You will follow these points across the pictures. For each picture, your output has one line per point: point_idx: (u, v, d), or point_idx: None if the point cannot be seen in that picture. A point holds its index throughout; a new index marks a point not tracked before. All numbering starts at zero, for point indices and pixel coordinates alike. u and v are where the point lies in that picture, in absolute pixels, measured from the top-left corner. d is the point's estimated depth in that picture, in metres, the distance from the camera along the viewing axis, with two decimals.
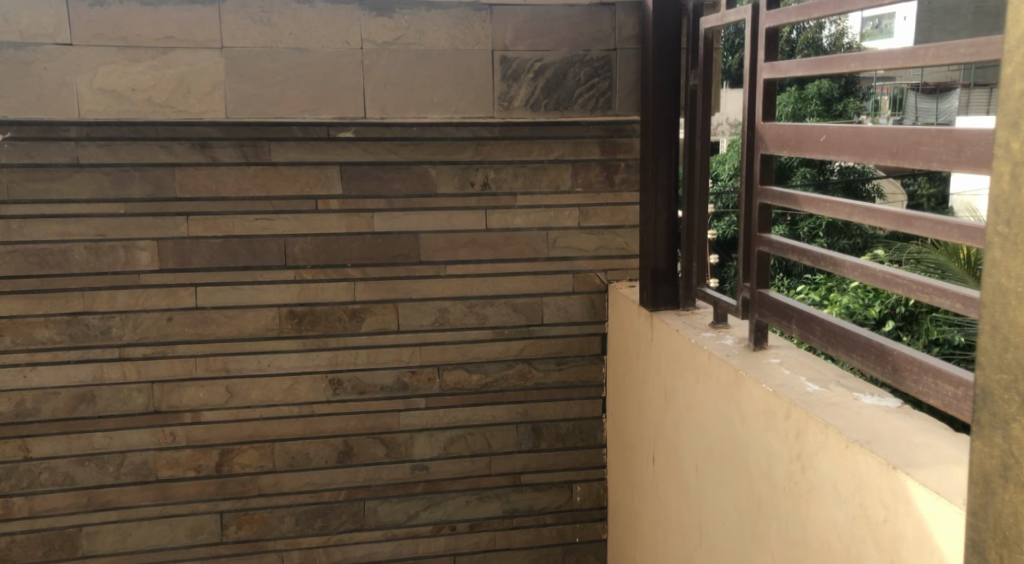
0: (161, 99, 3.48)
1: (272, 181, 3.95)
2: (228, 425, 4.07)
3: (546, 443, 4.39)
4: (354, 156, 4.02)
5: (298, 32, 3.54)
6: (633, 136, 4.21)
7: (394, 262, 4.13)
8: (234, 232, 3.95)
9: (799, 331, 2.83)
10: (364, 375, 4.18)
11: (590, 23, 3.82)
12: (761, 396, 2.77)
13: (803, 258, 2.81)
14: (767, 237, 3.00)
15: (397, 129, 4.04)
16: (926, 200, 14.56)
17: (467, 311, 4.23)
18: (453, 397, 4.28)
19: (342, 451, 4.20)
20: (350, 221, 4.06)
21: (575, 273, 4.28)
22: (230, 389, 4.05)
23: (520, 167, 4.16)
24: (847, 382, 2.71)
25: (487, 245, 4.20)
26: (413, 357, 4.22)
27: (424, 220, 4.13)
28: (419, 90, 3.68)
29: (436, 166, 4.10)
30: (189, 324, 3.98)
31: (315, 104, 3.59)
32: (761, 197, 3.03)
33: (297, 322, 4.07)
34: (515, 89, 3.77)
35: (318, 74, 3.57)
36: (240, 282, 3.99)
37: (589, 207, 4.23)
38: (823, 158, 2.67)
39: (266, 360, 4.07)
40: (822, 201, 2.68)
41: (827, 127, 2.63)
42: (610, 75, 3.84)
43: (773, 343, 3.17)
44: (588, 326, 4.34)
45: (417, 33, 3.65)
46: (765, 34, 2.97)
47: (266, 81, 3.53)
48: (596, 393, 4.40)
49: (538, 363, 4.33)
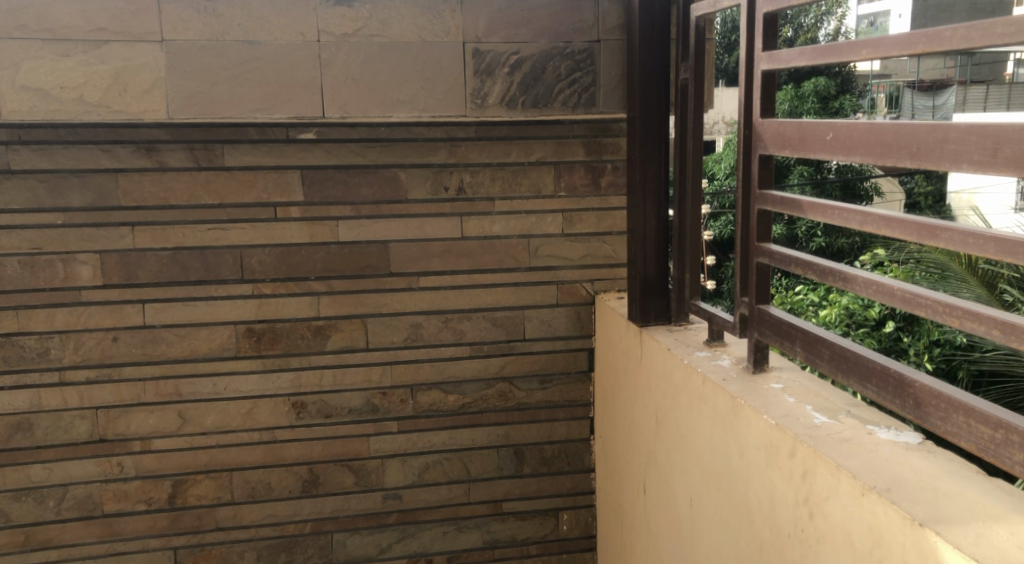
0: (93, 98, 3.15)
1: (225, 188, 3.62)
2: (181, 453, 3.75)
3: (530, 468, 4.06)
4: (316, 159, 3.69)
5: (247, 23, 3.22)
6: (621, 135, 3.88)
7: (362, 274, 3.80)
8: (184, 243, 3.63)
9: (805, 354, 2.50)
10: (330, 397, 3.86)
11: (571, 12, 3.48)
12: (762, 428, 2.44)
13: (809, 271, 2.48)
14: (768, 248, 2.68)
15: (363, 129, 3.71)
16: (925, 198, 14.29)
17: (442, 327, 3.91)
18: (428, 419, 3.95)
19: (307, 480, 3.88)
20: (313, 230, 3.73)
21: (559, 284, 3.95)
22: (183, 414, 3.73)
23: (498, 170, 3.83)
24: (860, 412, 2.38)
25: (464, 254, 3.87)
26: (384, 378, 3.89)
27: (395, 229, 3.80)
28: (384, 86, 3.35)
29: (406, 169, 3.77)
30: (137, 344, 3.66)
31: (267, 102, 3.26)
32: (760, 203, 2.71)
33: (255, 340, 3.75)
34: (489, 85, 3.44)
35: (270, 69, 3.25)
36: (193, 298, 3.67)
37: (574, 213, 3.90)
38: (830, 159, 2.34)
39: (221, 383, 3.75)
40: (831, 208, 2.36)
41: (834, 123, 2.30)
42: (593, 69, 3.51)
43: (774, 365, 2.84)
44: (573, 342, 4.01)
45: (379, 24, 3.32)
46: (763, 19, 2.65)
47: (211, 77, 3.21)
48: (583, 413, 4.07)
49: (520, 382, 4.00)
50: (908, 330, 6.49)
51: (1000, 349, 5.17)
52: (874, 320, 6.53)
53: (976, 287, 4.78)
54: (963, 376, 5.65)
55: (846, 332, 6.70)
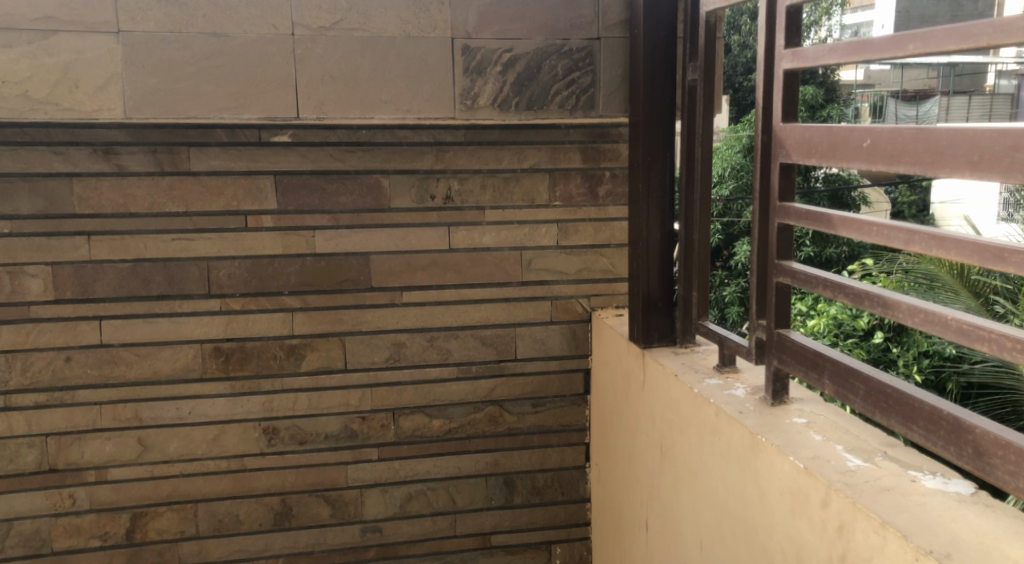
0: (39, 94, 2.89)
1: (192, 195, 3.33)
2: (141, 483, 3.45)
3: (521, 498, 3.78)
4: (292, 163, 3.40)
5: (213, 14, 2.95)
6: (620, 140, 3.61)
7: (340, 289, 3.51)
8: (146, 254, 3.33)
9: (834, 388, 2.23)
10: (305, 422, 3.56)
11: (569, 6, 3.20)
12: (789, 471, 2.17)
13: (840, 295, 2.21)
14: (791, 267, 2.41)
15: (343, 132, 3.42)
16: None
17: (427, 346, 3.62)
18: (411, 446, 3.66)
19: (280, 512, 3.58)
20: (287, 241, 3.44)
21: (554, 300, 3.68)
22: (143, 441, 3.43)
23: (488, 177, 3.55)
24: (898, 454, 2.11)
25: (450, 267, 3.58)
26: (363, 401, 3.60)
27: (376, 239, 3.51)
28: (364, 85, 3.07)
29: (389, 175, 3.48)
30: (93, 365, 3.36)
31: (235, 101, 2.99)
32: (782, 216, 2.43)
33: (223, 361, 3.46)
34: (479, 85, 3.16)
35: (239, 64, 2.98)
36: (156, 314, 3.38)
37: (569, 223, 3.63)
38: (866, 169, 2.06)
39: (186, 407, 3.45)
40: (869, 225, 2.08)
41: (872, 128, 2.04)
42: (592, 69, 3.23)
43: (795, 396, 2.57)
44: (568, 362, 3.74)
45: (360, 16, 3.04)
46: (785, 13, 2.38)
47: (173, 73, 2.94)
48: (578, 439, 3.79)
49: (511, 406, 3.72)
50: (897, 342, 6.35)
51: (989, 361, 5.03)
52: (862, 330, 6.43)
53: (968, 299, 4.65)
54: (953, 388, 5.49)
55: (835, 343, 6.52)
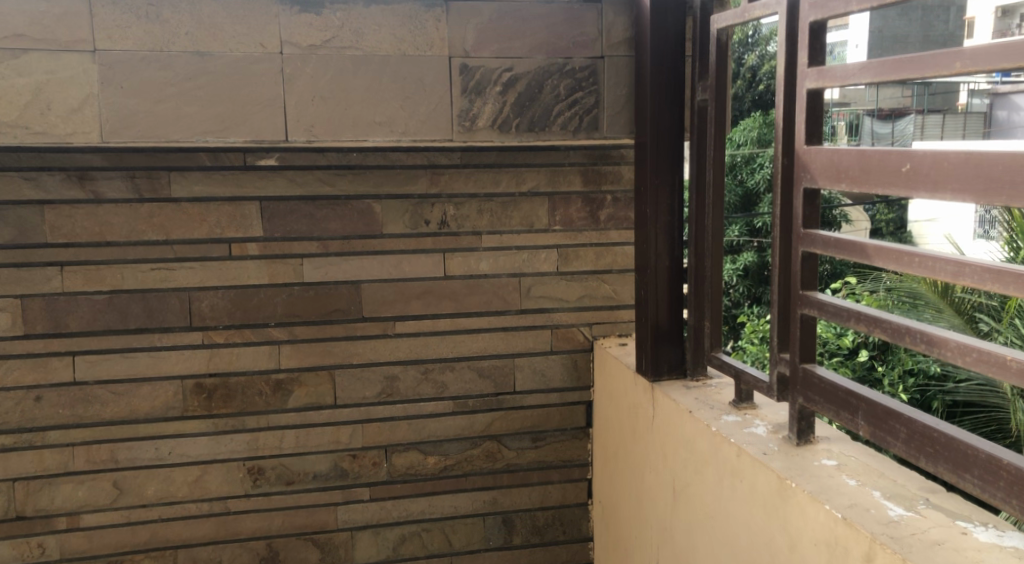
0: (8, 117, 2.70)
1: (172, 222, 3.15)
2: (116, 530, 3.24)
3: (520, 538, 3.59)
4: (278, 188, 3.22)
5: (196, 31, 2.78)
6: (622, 162, 3.46)
7: (329, 319, 3.33)
8: (122, 286, 3.14)
9: (869, 429, 2.08)
10: (292, 462, 3.36)
11: (572, 23, 3.06)
12: (824, 520, 2.02)
13: (876, 329, 2.06)
14: (818, 299, 2.26)
15: (332, 155, 3.26)
16: (888, 226, 14.27)
17: (421, 379, 3.44)
18: (405, 485, 3.47)
19: (265, 558, 3.38)
20: (273, 270, 3.26)
21: (554, 329, 3.51)
22: (119, 484, 3.22)
23: (485, 202, 3.39)
24: (942, 501, 1.97)
25: (446, 296, 3.41)
26: (354, 439, 3.40)
27: (368, 267, 3.33)
28: (356, 106, 2.91)
29: (381, 201, 3.31)
30: (65, 404, 3.15)
31: (219, 123, 2.82)
32: (806, 244, 2.29)
33: (206, 398, 3.26)
34: (478, 105, 3.01)
35: (224, 84, 2.80)
36: (133, 349, 3.18)
37: (570, 248, 3.47)
38: (906, 195, 1.92)
39: (166, 447, 3.24)
40: (910, 255, 1.94)
41: (912, 151, 1.90)
42: (596, 88, 3.09)
43: (820, 434, 2.42)
44: (569, 395, 3.57)
45: (353, 34, 2.88)
46: (809, 30, 2.25)
47: (154, 94, 2.77)
48: (580, 474, 3.62)
49: (509, 441, 3.54)
50: (881, 361, 6.31)
51: (975, 380, 4.99)
52: (848, 348, 6.36)
53: (953, 318, 4.76)
54: (939, 407, 5.47)
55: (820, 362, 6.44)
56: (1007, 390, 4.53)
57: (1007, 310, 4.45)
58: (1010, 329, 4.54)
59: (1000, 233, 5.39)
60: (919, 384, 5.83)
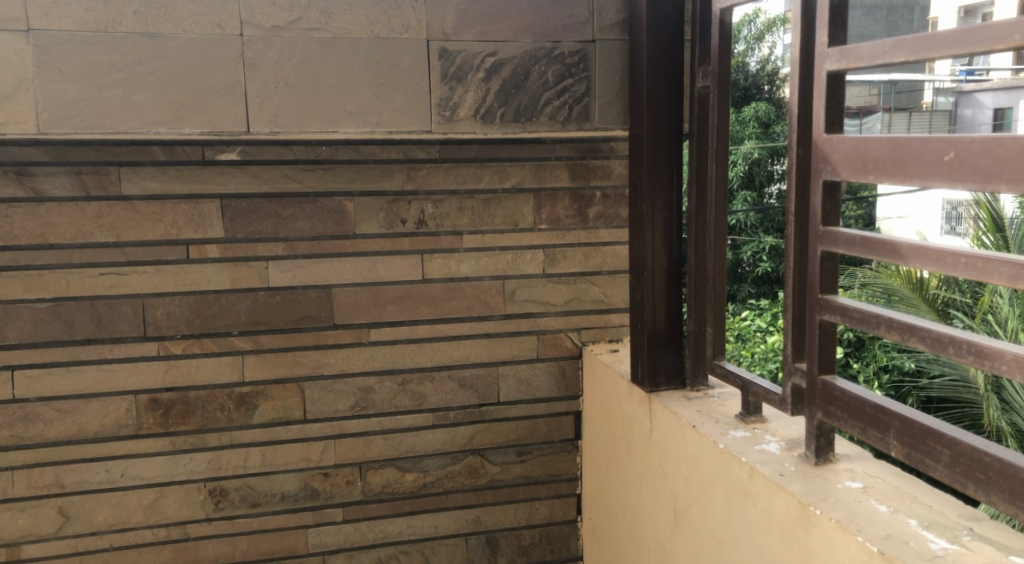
0: None
1: (123, 222, 2.87)
2: (63, 560, 2.96)
3: (505, 558, 3.36)
4: (240, 185, 2.95)
5: (145, 10, 2.50)
6: (611, 156, 3.23)
7: (298, 327, 3.07)
8: (68, 293, 2.86)
9: (903, 449, 1.86)
10: (257, 482, 3.09)
11: (560, 5, 2.83)
12: (857, 553, 1.80)
13: (911, 338, 1.85)
14: (840, 304, 2.05)
15: (299, 148, 2.99)
16: None
17: (399, 391, 3.18)
18: (381, 505, 3.22)
19: None
20: (235, 274, 2.99)
21: (541, 334, 3.27)
22: (65, 510, 2.94)
23: (466, 199, 3.15)
24: (988, 531, 1.76)
25: (424, 300, 3.16)
26: (325, 456, 3.14)
27: (339, 270, 3.07)
28: (325, 94, 2.65)
29: (354, 198, 3.05)
30: (3, 424, 2.86)
31: (172, 113, 2.55)
32: (827, 243, 2.08)
33: (162, 414, 2.98)
34: (460, 93, 2.76)
35: (177, 69, 2.53)
36: (80, 362, 2.89)
37: (557, 249, 3.23)
38: (948, 188, 1.72)
39: (118, 469, 2.96)
40: (956, 255, 1.74)
41: (956, 139, 1.70)
42: (586, 75, 2.86)
43: (841, 451, 2.21)
44: (557, 405, 3.33)
45: (321, 14, 2.62)
46: (829, 5, 2.04)
47: (97, 79, 2.49)
48: (568, 489, 3.39)
49: (493, 456, 3.30)
50: (858, 358, 6.22)
51: (944, 373, 4.96)
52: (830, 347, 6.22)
53: (927, 310, 4.76)
54: (912, 402, 5.41)
55: None
56: (980, 384, 4.51)
57: (981, 305, 4.54)
58: (981, 323, 4.61)
59: (967, 227, 5.41)
60: (898, 381, 5.74)
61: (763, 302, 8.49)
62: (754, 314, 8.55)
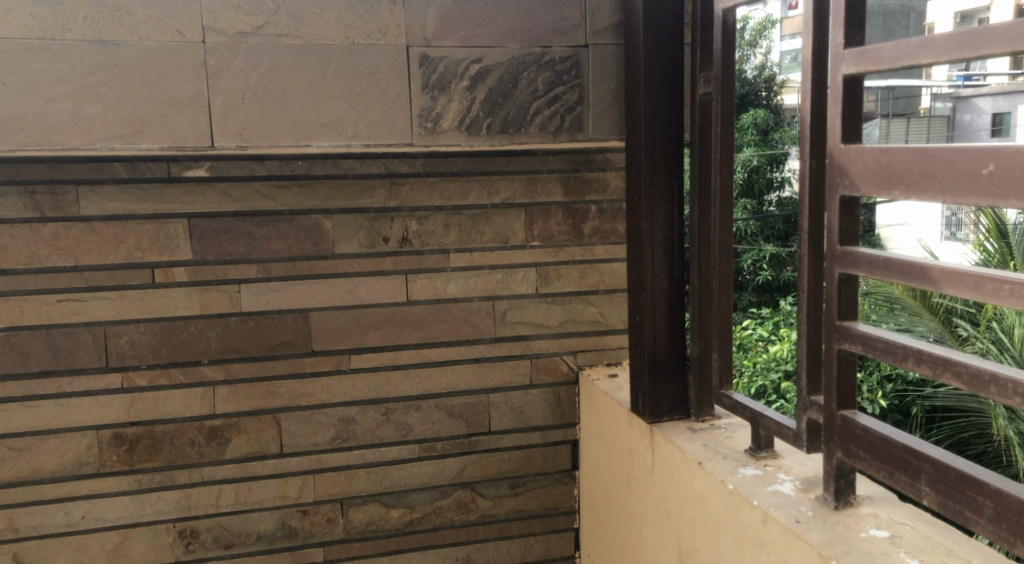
0: None
1: (81, 245, 2.67)
2: None
3: None
4: (209, 203, 2.75)
5: (97, 15, 2.30)
6: (607, 168, 3.03)
7: (273, 354, 2.86)
8: (21, 322, 2.65)
9: (940, 499, 1.66)
10: (230, 522, 2.88)
11: (549, 7, 2.63)
12: None
13: (945, 373, 1.65)
14: (862, 333, 1.84)
15: (273, 163, 2.79)
16: None
17: (382, 422, 2.97)
18: (364, 543, 3.01)
19: None
20: (204, 299, 2.78)
21: (534, 359, 3.06)
22: (21, 556, 2.73)
23: (452, 215, 2.94)
24: None
25: (409, 324, 2.95)
26: (303, 492, 2.93)
27: (317, 293, 2.87)
28: (295, 104, 2.45)
29: (333, 216, 2.85)
30: None
31: (129, 128, 2.35)
32: (845, 265, 1.87)
33: (126, 451, 2.77)
34: (443, 103, 2.57)
35: (134, 80, 2.34)
36: (36, 396, 2.69)
37: (550, 267, 3.03)
38: (986, 205, 1.52)
39: (78, 511, 2.75)
40: (997, 281, 1.53)
41: (994, 150, 1.50)
42: (579, 82, 2.67)
43: (863, 494, 2.00)
44: (552, 434, 3.12)
45: (290, 18, 2.42)
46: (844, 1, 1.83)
47: (46, 93, 2.29)
48: (565, 523, 3.18)
49: (484, 489, 3.09)
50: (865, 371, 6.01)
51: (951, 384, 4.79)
52: None
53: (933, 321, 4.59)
54: (917, 412, 5.22)
55: None
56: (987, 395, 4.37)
57: (985, 311, 4.41)
58: (986, 331, 4.46)
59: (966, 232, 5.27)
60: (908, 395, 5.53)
61: (765, 312, 8.27)
62: (756, 323, 8.34)
